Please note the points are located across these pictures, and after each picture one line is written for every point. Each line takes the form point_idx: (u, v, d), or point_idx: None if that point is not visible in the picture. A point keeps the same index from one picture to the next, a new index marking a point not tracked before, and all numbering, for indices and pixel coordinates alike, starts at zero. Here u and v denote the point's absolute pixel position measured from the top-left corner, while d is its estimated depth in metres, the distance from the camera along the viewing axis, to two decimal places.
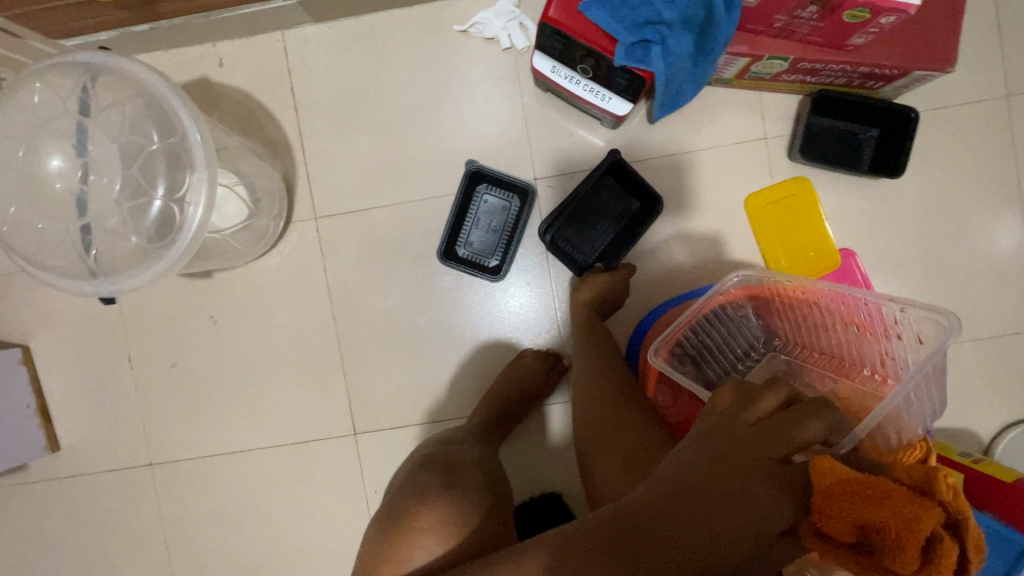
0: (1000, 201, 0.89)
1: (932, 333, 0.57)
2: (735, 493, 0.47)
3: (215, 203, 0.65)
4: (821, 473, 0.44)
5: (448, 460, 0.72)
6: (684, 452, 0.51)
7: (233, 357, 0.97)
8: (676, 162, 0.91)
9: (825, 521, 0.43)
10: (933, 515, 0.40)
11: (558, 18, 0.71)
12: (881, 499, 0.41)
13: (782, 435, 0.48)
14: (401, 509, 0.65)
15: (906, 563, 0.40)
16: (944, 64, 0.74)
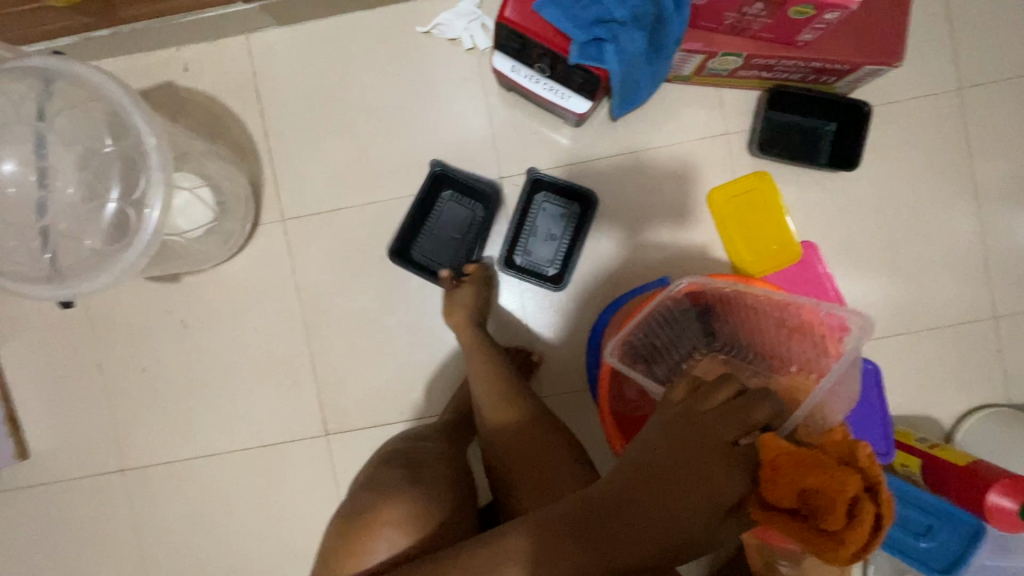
0: (954, 192, 0.90)
1: (854, 333, 0.63)
2: (687, 480, 0.46)
3: (171, 205, 0.66)
4: (765, 446, 0.44)
5: (412, 458, 0.71)
6: (645, 439, 0.50)
7: (203, 360, 0.97)
8: (639, 159, 0.92)
9: (768, 488, 0.43)
10: (858, 479, 0.41)
11: (514, 19, 0.72)
12: (818, 465, 0.42)
13: (734, 419, 0.46)
14: (365, 505, 0.65)
15: (836, 522, 0.40)
16: (892, 58, 0.75)
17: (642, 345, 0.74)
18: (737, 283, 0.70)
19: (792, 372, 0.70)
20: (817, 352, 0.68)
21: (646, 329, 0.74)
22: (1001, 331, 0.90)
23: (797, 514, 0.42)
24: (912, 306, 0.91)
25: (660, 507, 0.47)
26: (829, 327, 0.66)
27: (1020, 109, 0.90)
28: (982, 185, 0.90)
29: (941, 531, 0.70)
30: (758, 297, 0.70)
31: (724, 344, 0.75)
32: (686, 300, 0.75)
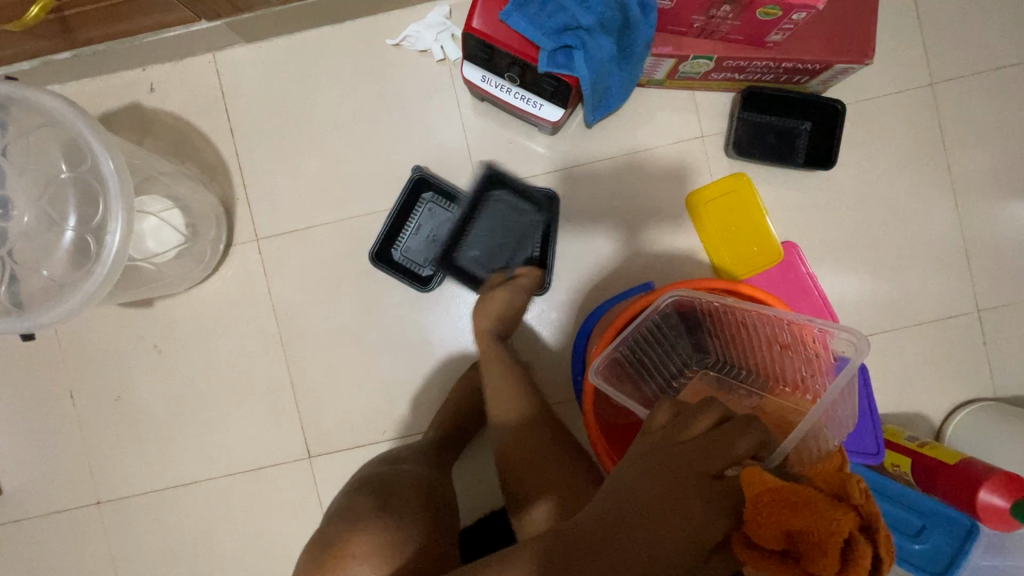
0: (932, 187, 0.90)
1: (849, 352, 0.59)
2: (669, 512, 0.42)
3: (133, 230, 0.64)
4: (748, 484, 0.41)
5: (400, 497, 0.67)
6: (624, 472, 0.46)
7: (179, 386, 0.95)
8: (616, 165, 0.91)
9: (754, 530, 0.40)
10: (849, 519, 0.38)
11: (481, 28, 0.72)
12: (803, 504, 0.39)
13: (715, 453, 0.43)
14: (333, 537, 0.62)
15: (827, 567, 0.37)
16: (863, 57, 0.75)
17: (630, 362, 0.74)
18: (723, 300, 0.69)
19: (784, 390, 0.69)
20: (809, 370, 0.66)
21: (634, 344, 0.73)
22: (986, 324, 0.90)
23: (785, 558, 0.39)
24: (895, 302, 0.90)
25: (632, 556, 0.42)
26: (823, 345, 0.62)
27: (994, 102, 0.90)
28: (959, 179, 0.90)
29: (935, 535, 0.68)
30: (746, 314, 0.69)
31: (716, 361, 0.77)
32: (674, 316, 0.75)
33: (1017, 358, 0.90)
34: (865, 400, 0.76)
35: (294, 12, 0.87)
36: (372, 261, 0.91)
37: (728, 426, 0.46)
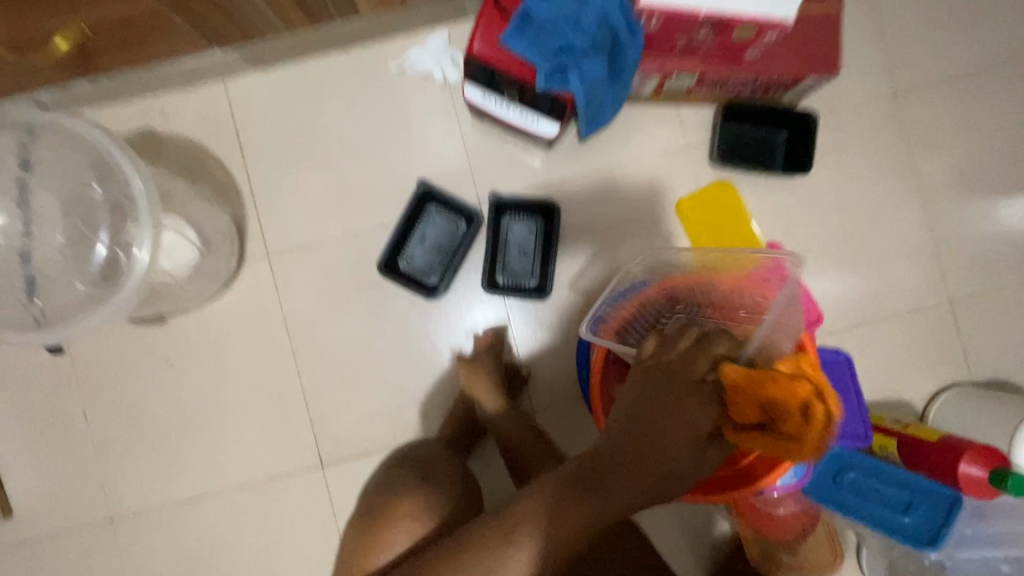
0: (901, 188, 0.98)
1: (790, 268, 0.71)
2: (665, 412, 0.58)
3: (158, 246, 0.68)
4: (729, 377, 0.55)
5: (436, 468, 0.84)
6: (630, 394, 0.61)
7: (192, 399, 0.97)
8: (610, 175, 0.97)
9: (735, 411, 0.55)
10: (806, 388, 0.55)
11: (481, 52, 0.80)
12: (772, 381, 0.54)
13: (693, 359, 0.59)
14: (381, 507, 0.81)
15: (794, 421, 0.53)
16: (832, 70, 0.82)
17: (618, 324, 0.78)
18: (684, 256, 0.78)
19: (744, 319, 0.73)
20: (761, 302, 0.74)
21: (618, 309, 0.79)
22: (958, 313, 0.96)
23: (763, 428, 0.54)
24: (873, 295, 0.97)
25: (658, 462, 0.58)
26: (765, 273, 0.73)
27: (951, 110, 0.98)
28: (925, 180, 0.98)
29: (920, 506, 0.73)
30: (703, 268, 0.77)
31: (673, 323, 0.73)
32: None
33: (989, 344, 0.96)
34: (851, 382, 0.84)
35: (302, 39, 0.92)
36: (380, 271, 0.95)
37: (695, 343, 0.61)
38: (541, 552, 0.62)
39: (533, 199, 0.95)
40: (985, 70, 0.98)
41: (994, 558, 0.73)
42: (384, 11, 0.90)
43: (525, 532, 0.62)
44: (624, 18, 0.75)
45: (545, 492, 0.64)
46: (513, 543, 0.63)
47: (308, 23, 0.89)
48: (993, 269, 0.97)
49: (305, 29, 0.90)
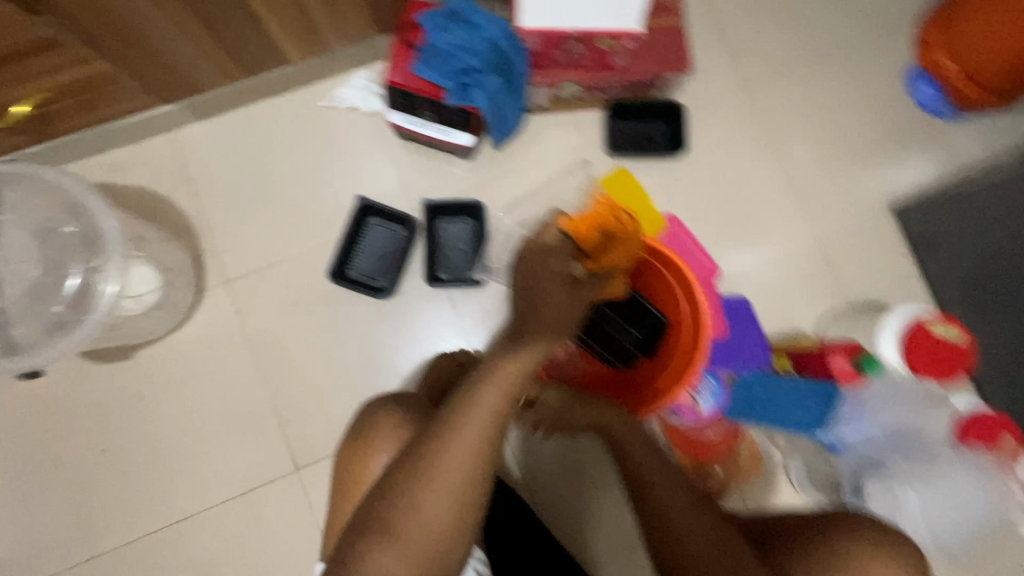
0: (764, 158, 1.18)
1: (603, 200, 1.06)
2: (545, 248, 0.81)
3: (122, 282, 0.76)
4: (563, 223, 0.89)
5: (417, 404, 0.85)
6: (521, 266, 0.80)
7: (164, 427, 1.03)
8: (525, 175, 1.12)
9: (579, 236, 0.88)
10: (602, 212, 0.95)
11: (398, 80, 0.93)
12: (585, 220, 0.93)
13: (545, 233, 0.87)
14: (364, 427, 0.82)
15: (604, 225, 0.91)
16: (685, 67, 1.02)
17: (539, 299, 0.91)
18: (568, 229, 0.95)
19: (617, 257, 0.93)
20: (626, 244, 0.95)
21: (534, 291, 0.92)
22: (828, 254, 1.16)
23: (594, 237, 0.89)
24: (757, 248, 1.15)
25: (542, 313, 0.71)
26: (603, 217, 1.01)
27: (792, 93, 1.20)
28: (781, 150, 1.18)
29: (809, 403, 0.88)
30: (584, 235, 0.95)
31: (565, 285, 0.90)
32: None
33: (856, 275, 1.15)
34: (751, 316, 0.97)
35: (240, 89, 1.05)
36: (331, 280, 1.06)
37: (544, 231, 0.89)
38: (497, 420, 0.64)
39: (460, 201, 1.09)
40: (812, 59, 1.21)
41: (872, 433, 0.88)
42: (311, 58, 1.04)
43: (486, 404, 0.64)
44: (509, 41, 0.92)
45: (500, 371, 0.66)
46: (472, 416, 0.63)
47: (244, 74, 1.02)
48: (848, 215, 1.17)
49: (242, 80, 1.03)
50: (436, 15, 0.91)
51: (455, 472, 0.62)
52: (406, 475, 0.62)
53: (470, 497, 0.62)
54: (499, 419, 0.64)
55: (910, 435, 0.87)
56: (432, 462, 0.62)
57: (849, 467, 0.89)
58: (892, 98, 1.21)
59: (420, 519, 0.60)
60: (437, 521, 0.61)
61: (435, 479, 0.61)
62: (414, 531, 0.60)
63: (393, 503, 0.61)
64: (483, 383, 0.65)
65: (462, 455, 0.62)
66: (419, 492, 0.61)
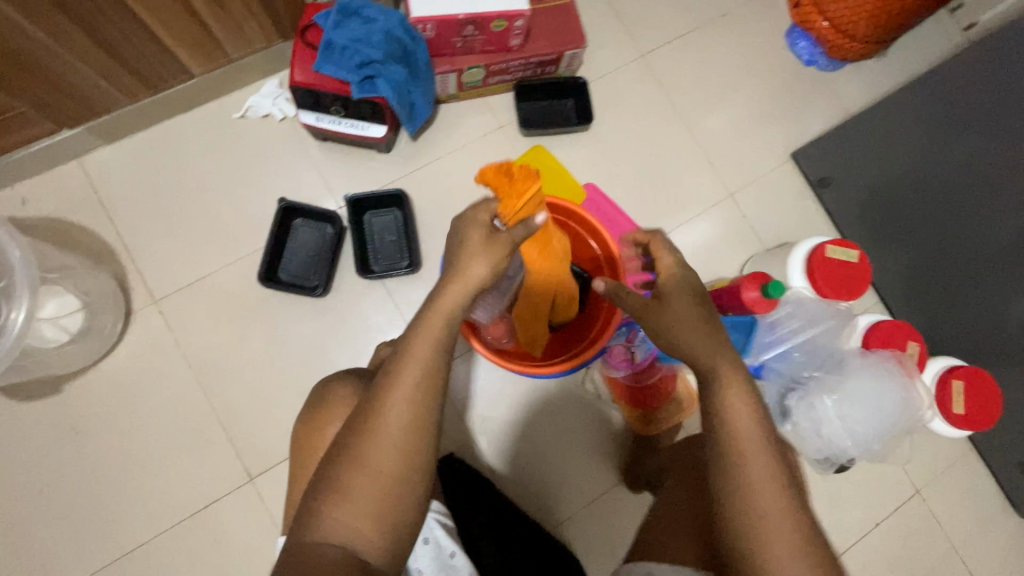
0: (668, 122, 1.25)
1: None
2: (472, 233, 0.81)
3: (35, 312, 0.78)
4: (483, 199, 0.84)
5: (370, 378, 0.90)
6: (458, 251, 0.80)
7: (106, 457, 1.01)
8: (446, 162, 1.16)
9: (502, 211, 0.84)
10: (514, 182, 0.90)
11: (302, 79, 0.96)
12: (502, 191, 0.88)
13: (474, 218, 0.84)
14: (314, 403, 0.88)
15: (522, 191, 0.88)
16: (579, 42, 1.08)
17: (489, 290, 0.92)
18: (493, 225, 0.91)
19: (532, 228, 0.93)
20: None
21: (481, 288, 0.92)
22: (738, 204, 1.24)
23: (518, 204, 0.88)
24: (673, 206, 1.22)
25: (464, 262, 0.73)
26: None
27: (687, 59, 1.28)
28: (683, 112, 1.26)
29: (730, 335, 0.92)
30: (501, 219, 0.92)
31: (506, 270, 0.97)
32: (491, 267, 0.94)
33: (764, 221, 1.24)
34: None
35: (146, 108, 1.05)
36: (261, 283, 1.05)
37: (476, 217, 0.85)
38: (428, 370, 0.69)
39: (383, 193, 1.10)
40: (701, 26, 1.30)
41: (789, 350, 0.94)
42: (215, 70, 1.05)
43: (416, 355, 0.69)
44: (403, 29, 0.95)
45: (425, 326, 0.71)
46: (402, 371, 0.68)
47: (147, 91, 1.02)
48: (751, 166, 1.26)
49: (146, 98, 1.03)
50: (328, 14, 0.94)
51: (393, 425, 0.66)
52: (349, 437, 0.67)
53: (412, 446, 0.67)
54: (430, 369, 0.69)
55: (822, 352, 0.94)
56: (371, 420, 0.67)
57: (774, 390, 0.93)
58: (776, 55, 1.31)
59: (367, 472, 0.65)
60: (384, 472, 0.66)
61: (375, 435, 0.66)
62: (361, 485, 0.65)
63: (341, 462, 0.66)
64: (412, 342, 0.70)
65: (397, 408, 0.67)
66: (363, 448, 0.66)
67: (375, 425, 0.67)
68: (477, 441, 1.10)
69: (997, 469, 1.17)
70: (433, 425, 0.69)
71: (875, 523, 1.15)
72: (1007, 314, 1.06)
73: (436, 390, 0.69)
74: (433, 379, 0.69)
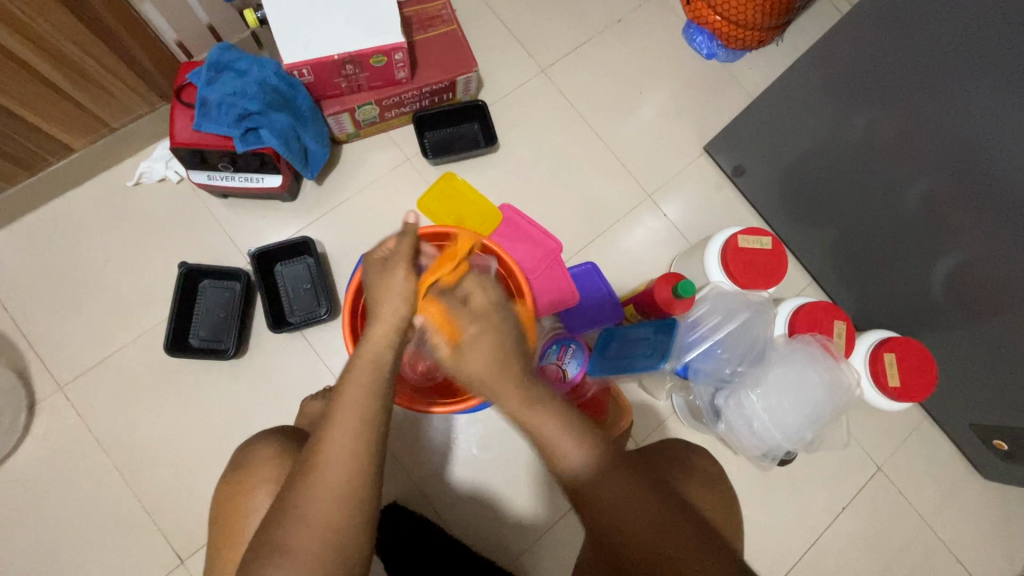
0: (577, 132, 1.25)
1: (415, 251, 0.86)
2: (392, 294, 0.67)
3: None
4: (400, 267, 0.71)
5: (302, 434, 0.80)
6: (377, 301, 0.66)
7: (21, 561, 0.94)
8: (355, 201, 1.14)
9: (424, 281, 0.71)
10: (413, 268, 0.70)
11: (181, 139, 0.93)
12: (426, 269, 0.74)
13: (391, 270, 0.68)
14: (236, 462, 0.76)
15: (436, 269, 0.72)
16: (469, 66, 1.07)
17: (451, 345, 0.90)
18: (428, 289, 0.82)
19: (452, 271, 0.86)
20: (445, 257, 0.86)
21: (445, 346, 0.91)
22: (659, 203, 1.24)
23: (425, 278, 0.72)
24: (593, 215, 1.21)
25: (379, 299, 0.66)
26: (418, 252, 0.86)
27: (588, 68, 1.29)
28: (591, 120, 1.26)
29: (654, 336, 0.91)
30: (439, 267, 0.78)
31: None
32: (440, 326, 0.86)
33: (685, 217, 1.23)
34: (602, 288, 1.07)
35: (31, 188, 1.01)
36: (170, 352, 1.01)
37: (393, 261, 0.69)
38: (367, 409, 0.61)
39: (284, 243, 1.06)
40: (597, 34, 1.31)
41: (714, 348, 0.92)
42: (98, 140, 1.02)
43: (351, 394, 0.61)
44: (279, 78, 0.94)
45: (356, 365, 0.63)
46: (340, 413, 0.61)
47: (27, 172, 0.99)
48: (666, 164, 1.26)
49: (28, 178, 1.00)
50: (200, 71, 0.92)
51: (338, 471, 0.58)
52: (289, 492, 0.59)
53: (361, 492, 0.59)
54: (371, 409, 0.61)
55: (747, 343, 0.92)
56: (313, 470, 0.58)
57: (705, 390, 0.92)
58: (676, 53, 1.32)
59: (311, 528, 0.56)
60: (330, 525, 0.57)
61: (315, 483, 0.58)
62: (305, 541, 0.56)
63: (281, 521, 0.57)
64: (343, 384, 0.62)
65: (342, 450, 0.59)
66: (303, 502, 0.57)
67: (319, 475, 0.58)
68: (420, 483, 1.05)
69: (954, 434, 1.15)
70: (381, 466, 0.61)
71: (841, 508, 1.12)
72: (933, 277, 1.00)
73: (383, 430, 0.62)
74: (379, 418, 0.61)
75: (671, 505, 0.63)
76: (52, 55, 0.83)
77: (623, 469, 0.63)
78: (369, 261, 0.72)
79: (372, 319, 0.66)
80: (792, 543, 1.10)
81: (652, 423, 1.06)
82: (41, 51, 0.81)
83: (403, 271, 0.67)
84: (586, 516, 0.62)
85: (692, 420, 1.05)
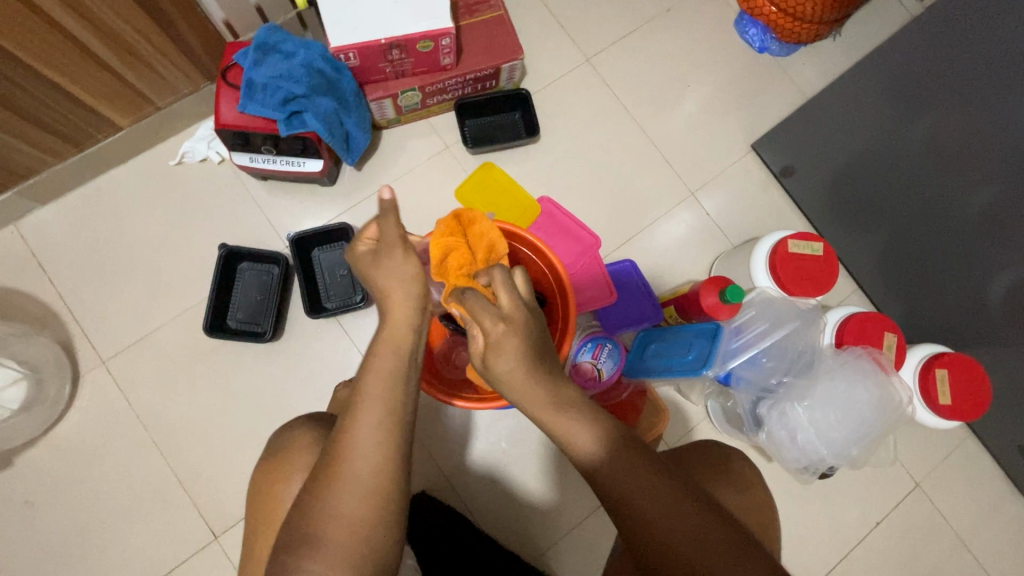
0: (621, 124, 1.21)
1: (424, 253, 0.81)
2: (395, 282, 0.67)
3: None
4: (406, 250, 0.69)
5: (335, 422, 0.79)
6: (388, 292, 0.67)
7: (63, 527, 0.97)
8: (392, 188, 1.12)
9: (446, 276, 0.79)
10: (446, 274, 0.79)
11: (226, 120, 0.92)
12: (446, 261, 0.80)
13: (384, 263, 0.68)
14: (271, 447, 0.76)
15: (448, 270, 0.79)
16: (516, 53, 1.04)
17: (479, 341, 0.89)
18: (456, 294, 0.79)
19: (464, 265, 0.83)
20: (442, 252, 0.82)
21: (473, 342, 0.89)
22: (701, 201, 1.20)
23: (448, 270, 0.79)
24: (633, 210, 1.18)
25: (387, 288, 0.67)
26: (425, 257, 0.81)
27: (634, 58, 1.24)
28: (636, 112, 1.22)
29: (695, 342, 0.89)
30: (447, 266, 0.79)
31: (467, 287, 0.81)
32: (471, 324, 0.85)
33: (728, 217, 1.20)
34: (639, 282, 1.05)
35: (77, 163, 1.02)
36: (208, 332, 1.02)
37: (386, 250, 0.68)
38: (389, 398, 0.60)
39: (321, 228, 1.05)
40: (645, 23, 1.26)
41: (756, 355, 0.90)
42: (143, 118, 1.03)
43: (376, 389, 0.60)
44: (325, 61, 0.93)
45: (378, 358, 0.63)
46: (365, 405, 0.59)
47: (74, 148, 1.00)
48: (710, 161, 1.22)
49: (75, 154, 1.01)
50: (247, 52, 0.91)
51: (366, 466, 0.57)
52: (317, 484, 0.57)
53: (391, 486, 0.57)
54: (393, 399, 0.60)
55: (790, 354, 0.91)
56: (341, 463, 0.57)
57: (746, 398, 0.91)
58: (727, 45, 1.27)
59: (341, 521, 0.55)
60: (361, 518, 0.55)
61: (342, 477, 0.56)
62: (332, 534, 0.54)
63: (311, 511, 0.56)
64: (368, 379, 0.61)
65: (368, 445, 0.58)
66: (333, 495, 0.56)
67: (346, 468, 0.57)
68: (449, 474, 1.06)
69: (1000, 454, 1.11)
70: (408, 465, 0.59)
71: (876, 523, 1.09)
72: (989, 291, 0.96)
73: (410, 426, 0.61)
74: (405, 415, 0.60)
75: (700, 501, 0.57)
76: (100, 30, 0.82)
77: (637, 455, 0.59)
78: (355, 254, 0.72)
79: (387, 312, 0.66)
80: (822, 555, 1.07)
81: (685, 426, 1.05)
82: (89, 25, 0.81)
83: (402, 254, 0.68)
84: (627, 522, 0.57)
85: (725, 424, 1.03)
